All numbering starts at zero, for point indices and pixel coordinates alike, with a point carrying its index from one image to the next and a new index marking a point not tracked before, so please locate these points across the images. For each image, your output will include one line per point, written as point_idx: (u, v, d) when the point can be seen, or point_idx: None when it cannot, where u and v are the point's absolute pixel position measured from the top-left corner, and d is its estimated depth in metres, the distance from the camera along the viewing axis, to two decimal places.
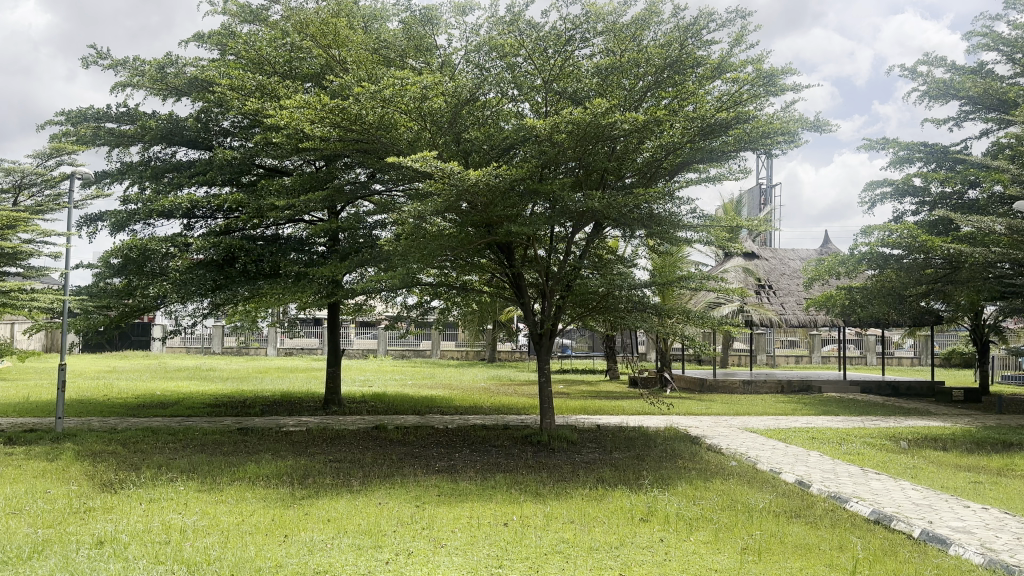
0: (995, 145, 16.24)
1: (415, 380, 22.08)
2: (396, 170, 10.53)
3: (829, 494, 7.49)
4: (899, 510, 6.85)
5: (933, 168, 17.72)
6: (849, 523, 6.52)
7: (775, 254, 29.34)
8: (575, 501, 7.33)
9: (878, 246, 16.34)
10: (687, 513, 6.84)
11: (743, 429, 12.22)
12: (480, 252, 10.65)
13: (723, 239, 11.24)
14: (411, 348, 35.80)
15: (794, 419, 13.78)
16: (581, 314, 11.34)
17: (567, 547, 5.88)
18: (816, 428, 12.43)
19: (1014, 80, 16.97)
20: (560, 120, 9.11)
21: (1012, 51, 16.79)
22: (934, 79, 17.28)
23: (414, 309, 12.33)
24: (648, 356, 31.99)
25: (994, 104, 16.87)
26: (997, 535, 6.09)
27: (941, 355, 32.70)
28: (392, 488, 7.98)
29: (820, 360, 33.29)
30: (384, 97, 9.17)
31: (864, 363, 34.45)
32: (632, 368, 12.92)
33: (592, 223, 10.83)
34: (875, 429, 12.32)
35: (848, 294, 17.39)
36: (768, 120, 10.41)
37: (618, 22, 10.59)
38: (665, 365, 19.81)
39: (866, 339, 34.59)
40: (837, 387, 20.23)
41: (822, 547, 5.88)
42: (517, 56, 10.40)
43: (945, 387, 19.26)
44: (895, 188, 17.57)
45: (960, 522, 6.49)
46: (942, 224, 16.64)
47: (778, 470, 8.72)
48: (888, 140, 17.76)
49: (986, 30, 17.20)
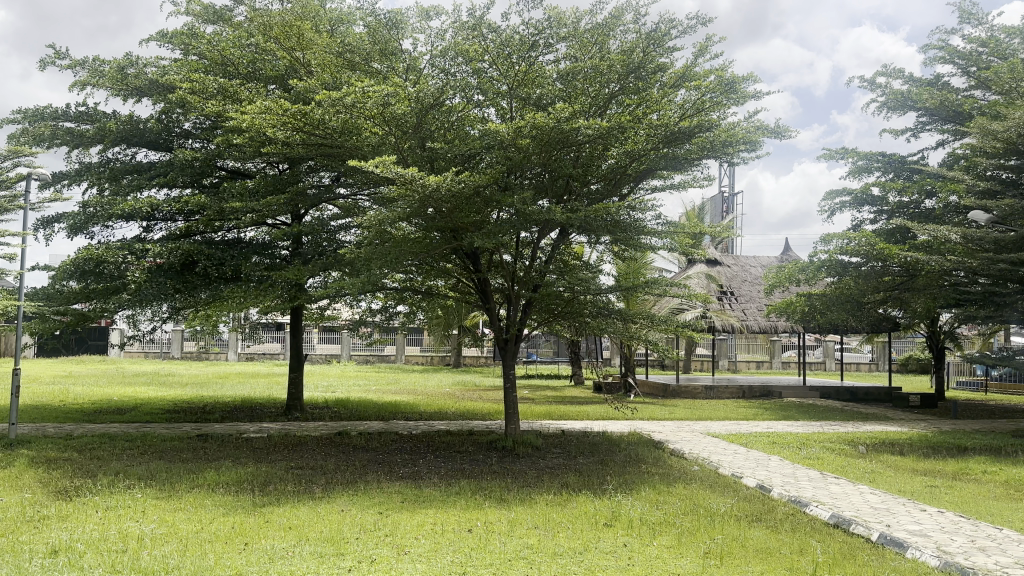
0: (951, 156, 16.63)
1: (377, 386, 21.90)
2: (361, 174, 10.42)
3: (789, 498, 7.58)
4: (858, 513, 6.98)
5: (890, 178, 18.10)
6: (809, 526, 6.61)
7: (738, 261, 29.71)
8: (539, 506, 7.32)
9: (836, 254, 16.61)
10: (650, 518, 6.88)
11: (705, 434, 12.37)
12: (446, 257, 10.58)
13: (687, 245, 11.31)
14: (375, 354, 35.55)
15: (754, 424, 13.95)
16: (547, 319, 11.32)
17: (531, 553, 5.86)
18: (777, 432, 12.57)
19: (969, 93, 17.40)
20: (524, 126, 9.13)
21: (967, 64, 17.21)
22: (892, 90, 17.67)
23: (378, 313, 12.19)
24: (612, 361, 32.15)
25: (950, 115, 17.29)
26: (953, 538, 6.23)
27: (897, 362, 33.45)
28: (356, 494, 7.89)
29: (780, 365, 33.85)
30: (347, 103, 9.07)
31: (822, 369, 35.07)
32: (597, 373, 12.89)
33: (558, 228, 10.85)
34: (833, 434, 12.52)
35: (807, 301, 17.65)
36: (730, 128, 10.56)
37: (582, 29, 10.64)
38: (629, 370, 19.87)
39: (825, 345, 35.22)
40: (797, 392, 20.49)
41: (782, 551, 5.94)
42: (482, 62, 10.34)
43: (901, 393, 19.66)
44: (853, 198, 17.91)
45: (917, 525, 6.62)
46: (900, 233, 17.01)
47: (739, 475, 8.81)
48: (847, 150, 18.09)
49: (942, 43, 17.62)
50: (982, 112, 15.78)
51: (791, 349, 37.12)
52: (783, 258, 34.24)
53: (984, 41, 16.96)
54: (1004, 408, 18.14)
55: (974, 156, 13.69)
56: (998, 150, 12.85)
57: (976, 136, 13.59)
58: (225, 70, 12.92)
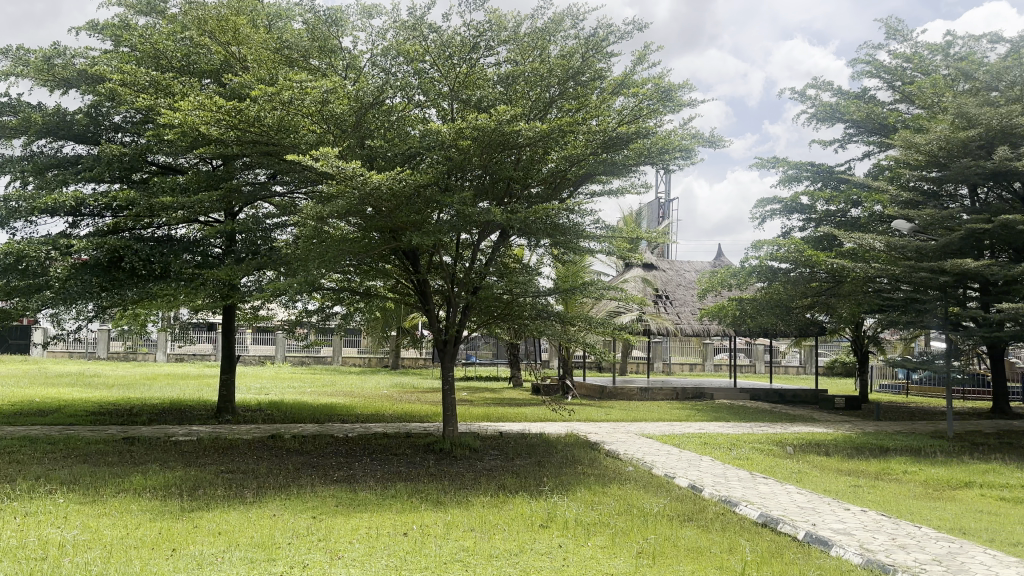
0: (875, 167, 17.31)
1: (313, 388, 21.56)
2: (298, 172, 10.25)
3: (721, 498, 7.76)
4: (785, 513, 7.19)
5: (819, 187, 18.73)
6: (738, 526, 6.79)
7: (672, 265, 30.33)
8: (475, 509, 7.32)
9: (767, 260, 17.13)
10: (585, 518, 6.96)
11: (640, 435, 12.58)
12: (385, 257, 10.49)
13: (625, 249, 11.48)
14: (311, 356, 35.00)
15: (687, 425, 14.23)
16: (486, 321, 11.33)
17: (466, 556, 5.86)
18: (708, 433, 12.88)
19: (893, 106, 18.13)
20: (465, 127, 9.13)
21: (892, 79, 17.93)
22: (821, 103, 18.30)
23: (314, 314, 12.00)
24: (550, 363, 32.40)
25: (875, 127, 17.99)
26: (874, 536, 6.47)
27: (823, 364, 34.65)
28: (288, 499, 7.73)
29: (712, 368, 34.68)
30: (283, 99, 8.94)
31: (752, 371, 36.08)
32: (534, 375, 12.96)
33: (498, 230, 10.86)
34: (762, 434, 12.88)
35: (738, 305, 18.13)
36: (666, 136, 10.77)
37: (521, 33, 10.70)
38: (566, 372, 20.05)
39: (755, 348, 36.25)
40: (728, 394, 21.02)
41: (712, 549, 6.08)
42: (423, 62, 10.31)
43: (826, 395, 20.36)
44: (783, 206, 18.46)
45: (841, 524, 6.86)
46: (826, 240, 17.62)
47: (673, 475, 8.98)
48: (778, 159, 18.65)
49: (869, 58, 18.32)
50: (905, 126, 16.45)
51: (723, 352, 38.07)
52: (716, 263, 35.13)
53: (908, 57, 17.67)
54: (923, 409, 18.96)
55: (898, 167, 14.28)
56: (920, 162, 13.42)
57: (898, 148, 14.17)
58: (158, 63, 12.55)
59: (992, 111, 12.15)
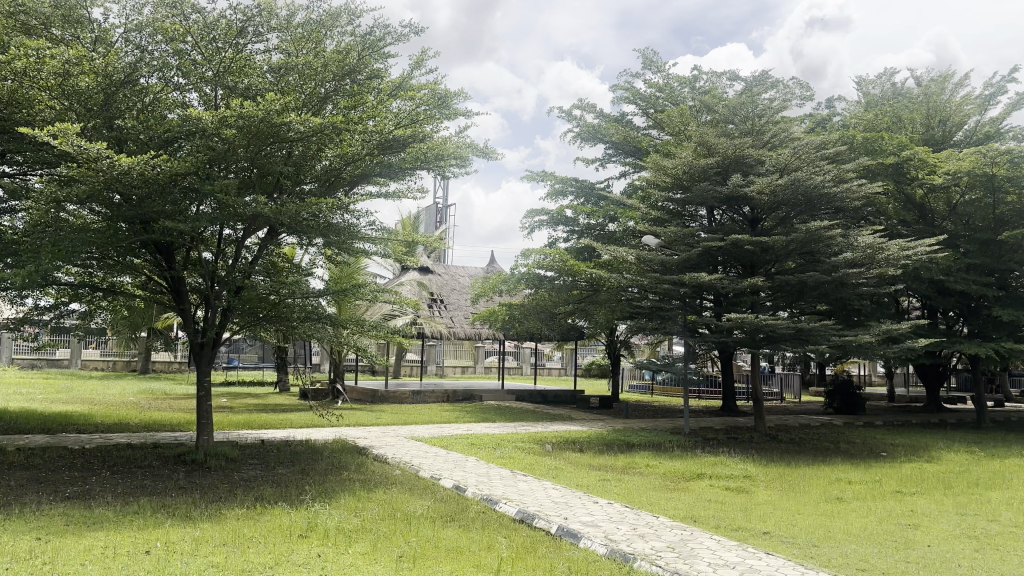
0: (631, 186, 18.84)
1: (43, 395, 19.20)
2: (31, 151, 9.10)
3: (482, 498, 7.99)
4: (541, 508, 7.57)
5: (582, 202, 20.03)
6: (497, 523, 7.03)
7: (447, 270, 30.90)
8: (229, 521, 6.92)
9: (534, 268, 17.91)
10: (347, 525, 6.84)
11: (408, 438, 12.64)
12: (135, 251, 9.62)
13: (400, 253, 11.48)
14: (45, 359, 31.19)
15: (456, 427, 14.53)
16: (250, 323, 10.77)
17: (214, 572, 5.50)
18: (474, 434, 13.23)
19: (647, 131, 19.85)
20: (230, 116, 8.64)
21: (647, 106, 19.65)
22: (585, 123, 19.58)
23: (47, 312, 10.69)
24: (321, 367, 31.58)
25: (631, 149, 19.59)
26: (618, 527, 7.00)
27: (583, 367, 37.09)
28: (6, 520, 6.77)
29: (483, 370, 35.79)
30: (15, 68, 8.16)
31: (521, 374, 37.74)
32: (300, 379, 12.55)
33: (266, 227, 10.39)
34: (524, 435, 13.47)
35: (508, 311, 18.87)
36: (440, 142, 10.97)
37: (295, 25, 10.38)
38: (336, 376, 19.64)
39: (524, 351, 37.96)
40: (496, 396, 21.77)
41: (471, 548, 6.23)
42: (184, 43, 9.66)
43: (585, 395, 21.80)
44: (550, 217, 19.50)
45: (590, 517, 7.34)
46: (587, 251, 18.88)
47: (438, 477, 9.11)
48: (546, 173, 19.67)
49: (627, 85, 19.91)
50: (655, 150, 18.05)
51: (494, 355, 39.44)
52: (489, 269, 36.35)
53: (661, 87, 19.43)
54: (666, 408, 20.95)
55: (650, 187, 15.69)
56: (669, 184, 14.86)
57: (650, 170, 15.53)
58: None
59: (728, 143, 13.76)
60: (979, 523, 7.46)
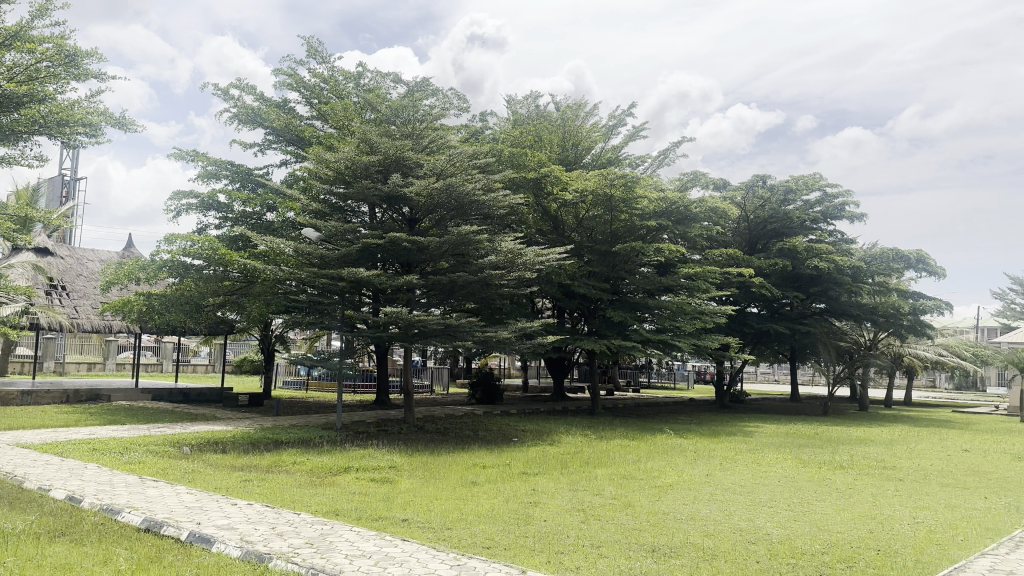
0: (290, 176, 18.38)
1: None
2: None
3: (100, 508, 7.12)
4: (171, 515, 6.98)
5: (237, 188, 19.05)
6: (118, 535, 6.32)
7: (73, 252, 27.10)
8: None
9: (178, 255, 16.68)
10: None
11: (9, 446, 10.81)
12: None
13: (9, 230, 9.80)
14: None
15: (75, 431, 12.81)
16: None
17: None
18: (97, 438, 11.79)
19: (309, 121, 19.54)
20: None
21: (310, 96, 19.36)
22: (243, 105, 18.66)
23: None
24: None
25: (291, 138, 19.12)
26: (255, 527, 6.73)
27: (232, 363, 35.18)
28: None
29: (113, 367, 32.04)
30: None
31: (160, 370, 34.53)
32: None
33: None
34: (159, 436, 12.34)
35: (146, 300, 17.21)
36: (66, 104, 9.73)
37: None
38: None
39: (164, 346, 34.82)
40: (128, 395, 19.66)
41: (83, 565, 5.51)
42: None
43: (233, 392, 20.70)
44: (200, 201, 18.21)
45: (226, 519, 6.96)
46: (240, 240, 17.98)
47: (46, 488, 7.92)
48: (197, 153, 18.32)
49: (290, 72, 19.41)
50: (316, 141, 17.82)
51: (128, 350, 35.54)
52: (127, 254, 32.68)
53: (324, 79, 19.27)
54: (319, 403, 20.78)
55: (310, 179, 15.45)
56: (329, 177, 14.78)
57: (312, 161, 15.31)
58: None
59: (388, 142, 14.10)
60: (588, 497, 8.61)
